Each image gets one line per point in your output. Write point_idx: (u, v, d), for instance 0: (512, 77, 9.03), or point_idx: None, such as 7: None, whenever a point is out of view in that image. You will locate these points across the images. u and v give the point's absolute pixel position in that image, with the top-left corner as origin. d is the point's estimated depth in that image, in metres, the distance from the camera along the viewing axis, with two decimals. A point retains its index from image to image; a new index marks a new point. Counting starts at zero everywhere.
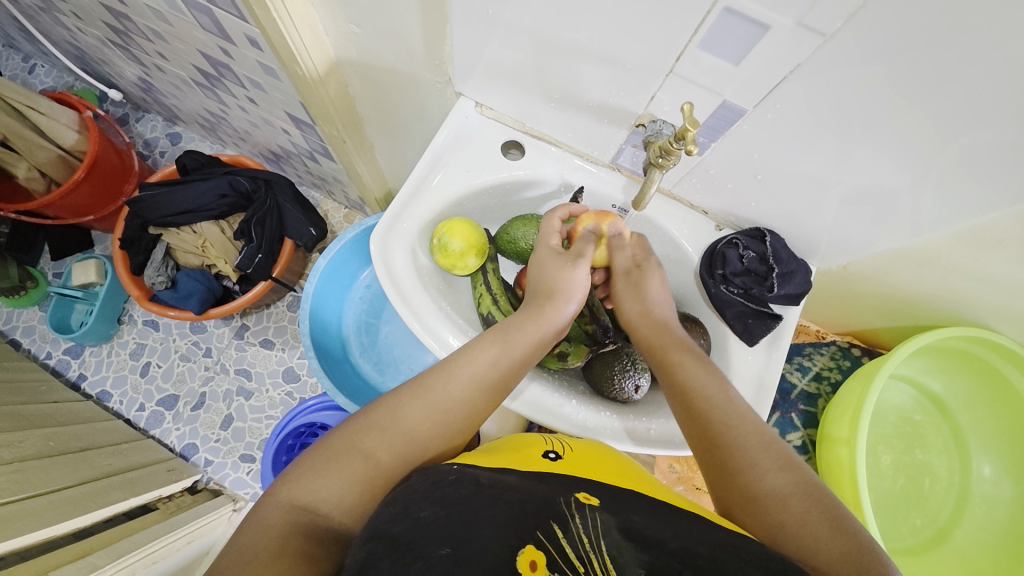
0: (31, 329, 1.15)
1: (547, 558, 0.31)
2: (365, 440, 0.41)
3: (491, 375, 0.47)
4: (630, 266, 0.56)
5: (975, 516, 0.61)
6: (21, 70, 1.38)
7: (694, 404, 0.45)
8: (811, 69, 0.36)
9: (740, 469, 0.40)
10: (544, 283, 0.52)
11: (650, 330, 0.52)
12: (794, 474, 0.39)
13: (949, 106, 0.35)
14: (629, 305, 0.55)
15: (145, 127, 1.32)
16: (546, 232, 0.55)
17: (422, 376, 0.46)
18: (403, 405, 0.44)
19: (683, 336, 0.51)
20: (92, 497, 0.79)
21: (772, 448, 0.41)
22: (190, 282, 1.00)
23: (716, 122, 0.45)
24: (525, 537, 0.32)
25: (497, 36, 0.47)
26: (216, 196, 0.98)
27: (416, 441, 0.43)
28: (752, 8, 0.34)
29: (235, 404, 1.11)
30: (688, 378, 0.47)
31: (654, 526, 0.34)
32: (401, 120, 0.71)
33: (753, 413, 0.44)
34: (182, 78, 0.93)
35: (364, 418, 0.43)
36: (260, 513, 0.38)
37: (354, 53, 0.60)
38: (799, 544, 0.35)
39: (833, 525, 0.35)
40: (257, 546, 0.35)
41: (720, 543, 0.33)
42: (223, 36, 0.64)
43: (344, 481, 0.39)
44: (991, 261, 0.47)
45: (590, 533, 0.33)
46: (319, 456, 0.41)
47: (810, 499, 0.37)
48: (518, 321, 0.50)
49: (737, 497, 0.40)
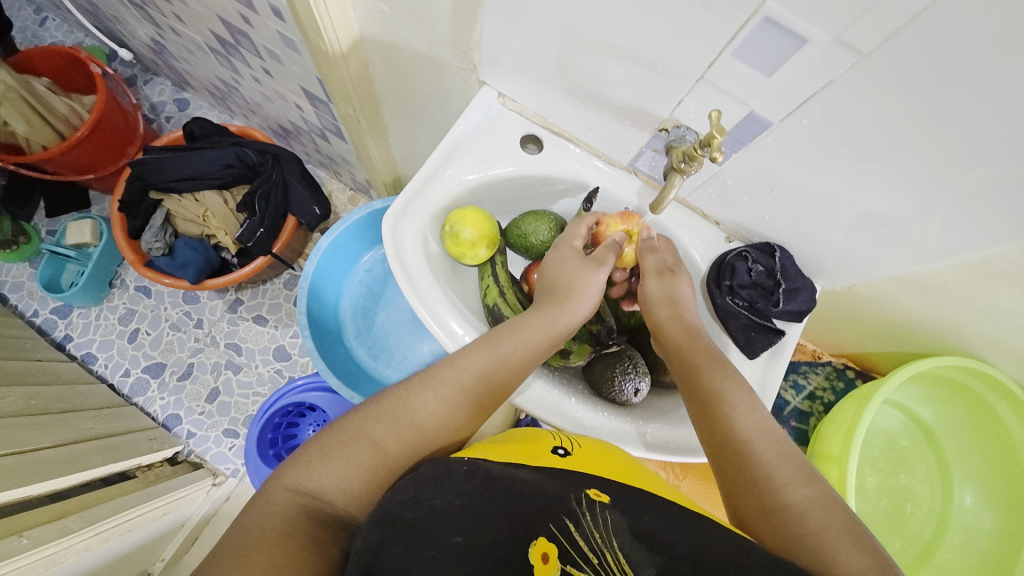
0: (19, 285, 1.13)
1: (558, 550, 0.33)
2: (373, 429, 0.42)
3: (499, 373, 0.47)
4: (662, 269, 0.56)
5: (954, 543, 0.62)
6: (31, 21, 1.35)
7: (715, 413, 0.46)
8: (843, 87, 0.37)
9: (757, 480, 0.41)
10: (557, 284, 0.53)
11: (676, 334, 0.53)
12: (814, 488, 0.39)
13: (975, 136, 0.35)
14: (659, 310, 0.55)
15: (152, 91, 1.30)
16: (572, 232, 0.57)
17: (431, 368, 0.47)
18: (414, 396, 0.44)
19: (707, 345, 0.52)
20: (71, 460, 0.78)
21: (793, 461, 0.41)
22: (188, 251, 0.98)
23: (741, 133, 0.45)
24: (537, 530, 0.34)
25: (528, 25, 0.46)
26: (221, 165, 0.96)
27: (422, 432, 0.43)
28: (792, 19, 0.34)
29: (222, 377, 1.09)
30: (714, 387, 0.47)
31: (665, 527, 0.35)
32: (419, 105, 0.70)
33: (777, 426, 0.45)
34: (197, 43, 0.91)
35: (373, 407, 0.43)
36: (264, 496, 0.38)
37: (379, 31, 0.60)
38: (816, 559, 0.36)
39: (852, 540, 0.36)
40: (259, 530, 0.35)
41: (736, 548, 0.33)
42: (246, 3, 0.63)
43: (351, 468, 0.40)
44: (994, 294, 0.48)
45: (602, 530, 0.34)
46: (327, 442, 0.41)
47: (830, 514, 0.37)
48: (524, 321, 0.50)
49: (754, 506, 0.40)
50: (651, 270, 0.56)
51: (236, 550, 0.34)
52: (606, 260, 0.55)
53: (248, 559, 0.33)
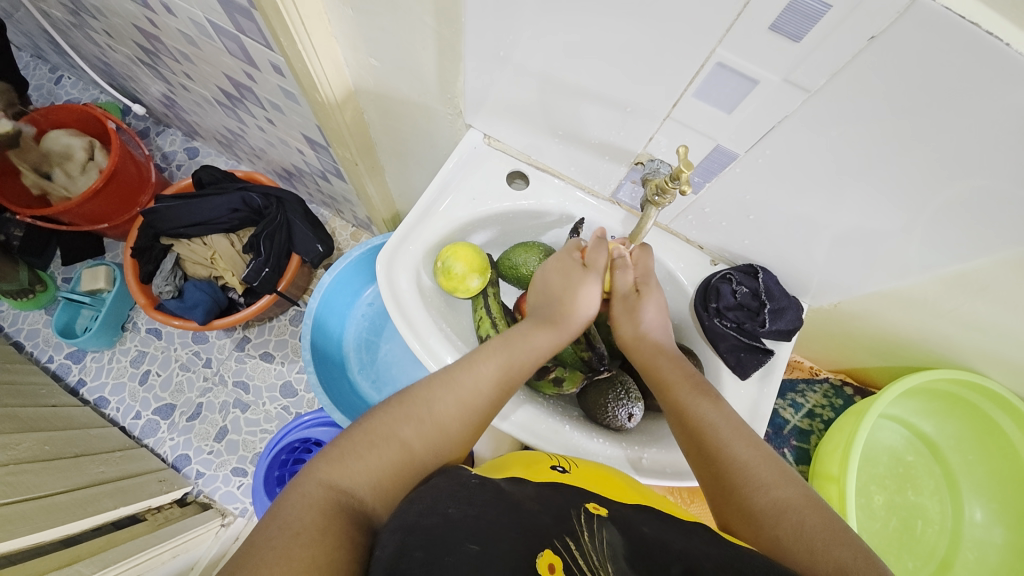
0: (35, 332, 1.17)
1: (564, 563, 0.31)
2: (401, 429, 0.44)
3: (523, 367, 0.51)
4: (629, 289, 0.57)
5: (967, 561, 0.61)
6: (48, 80, 1.43)
7: (691, 421, 0.47)
8: (798, 121, 0.39)
9: (736, 487, 0.42)
10: (555, 302, 0.55)
11: (644, 355, 0.54)
12: (793, 489, 0.41)
13: (927, 158, 0.37)
14: (624, 327, 0.56)
15: (164, 141, 1.36)
16: (563, 251, 0.59)
17: (449, 370, 0.48)
18: (434, 398, 0.46)
19: (680, 364, 0.52)
20: (83, 505, 0.79)
21: (767, 462, 0.43)
22: (196, 292, 1.01)
23: (710, 165, 0.48)
24: (543, 544, 0.33)
25: (507, 75, 0.50)
26: (228, 210, 1.00)
27: (445, 431, 0.45)
28: (743, 64, 0.37)
29: (230, 416, 1.11)
30: (683, 398, 0.49)
31: (658, 537, 0.36)
32: (412, 147, 0.74)
33: (751, 430, 0.46)
34: (205, 97, 0.97)
35: (398, 408, 0.45)
36: (299, 490, 0.39)
37: (370, 82, 0.64)
38: (797, 558, 0.36)
39: (830, 534, 0.37)
40: (299, 522, 0.36)
41: (728, 555, 0.34)
42: (249, 61, 0.68)
43: (380, 467, 0.41)
44: (976, 306, 0.49)
45: (601, 551, 0.33)
46: (358, 440, 0.42)
47: (809, 512, 0.38)
48: (532, 329, 0.53)
49: (735, 514, 0.41)
50: (621, 291, 0.57)
51: (279, 543, 0.34)
52: (596, 264, 0.56)
53: (291, 551, 0.34)
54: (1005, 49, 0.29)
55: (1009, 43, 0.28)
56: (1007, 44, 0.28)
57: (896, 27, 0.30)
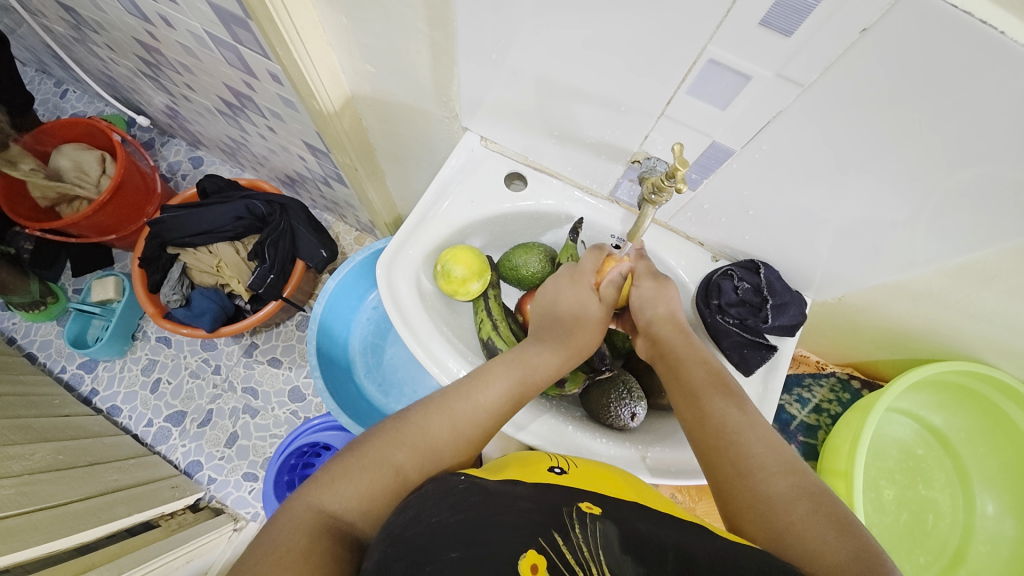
0: (47, 343, 1.19)
1: (549, 562, 0.32)
2: (394, 454, 0.44)
3: (524, 394, 0.50)
4: (649, 273, 0.57)
5: (980, 554, 0.60)
6: (53, 94, 1.45)
7: (704, 409, 0.47)
8: (792, 115, 0.39)
9: (746, 472, 0.42)
10: (564, 327, 0.55)
11: (667, 332, 0.54)
12: (798, 479, 0.41)
13: (925, 149, 0.37)
14: (646, 309, 0.55)
15: (169, 152, 1.38)
16: (580, 266, 0.57)
17: (446, 397, 0.48)
18: (431, 424, 0.46)
19: (699, 346, 0.53)
20: (97, 513, 0.81)
21: (777, 454, 0.42)
22: (203, 301, 1.02)
23: (707, 161, 0.48)
24: (528, 543, 0.33)
25: (501, 78, 0.50)
26: (233, 218, 1.01)
27: (439, 457, 0.45)
28: (734, 60, 0.36)
29: (240, 422, 1.12)
30: (697, 389, 0.48)
31: (659, 535, 0.36)
32: (411, 151, 0.74)
33: (766, 424, 0.46)
34: (206, 107, 0.98)
35: (392, 433, 0.45)
36: (289, 512, 0.40)
37: (367, 89, 0.64)
38: (801, 550, 0.36)
39: (838, 529, 0.37)
40: (286, 546, 0.37)
41: (726, 550, 0.34)
42: (247, 71, 0.68)
43: (372, 492, 0.42)
44: (982, 297, 0.48)
45: (590, 545, 0.33)
46: (349, 465, 0.43)
47: (815, 502, 0.39)
48: (537, 351, 0.53)
49: (745, 504, 0.41)
50: (642, 273, 0.57)
51: (264, 566, 0.35)
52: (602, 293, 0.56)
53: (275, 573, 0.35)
54: (997, 37, 0.28)
55: (1004, 31, 0.28)
56: (1002, 32, 0.28)
57: (888, 18, 0.30)
